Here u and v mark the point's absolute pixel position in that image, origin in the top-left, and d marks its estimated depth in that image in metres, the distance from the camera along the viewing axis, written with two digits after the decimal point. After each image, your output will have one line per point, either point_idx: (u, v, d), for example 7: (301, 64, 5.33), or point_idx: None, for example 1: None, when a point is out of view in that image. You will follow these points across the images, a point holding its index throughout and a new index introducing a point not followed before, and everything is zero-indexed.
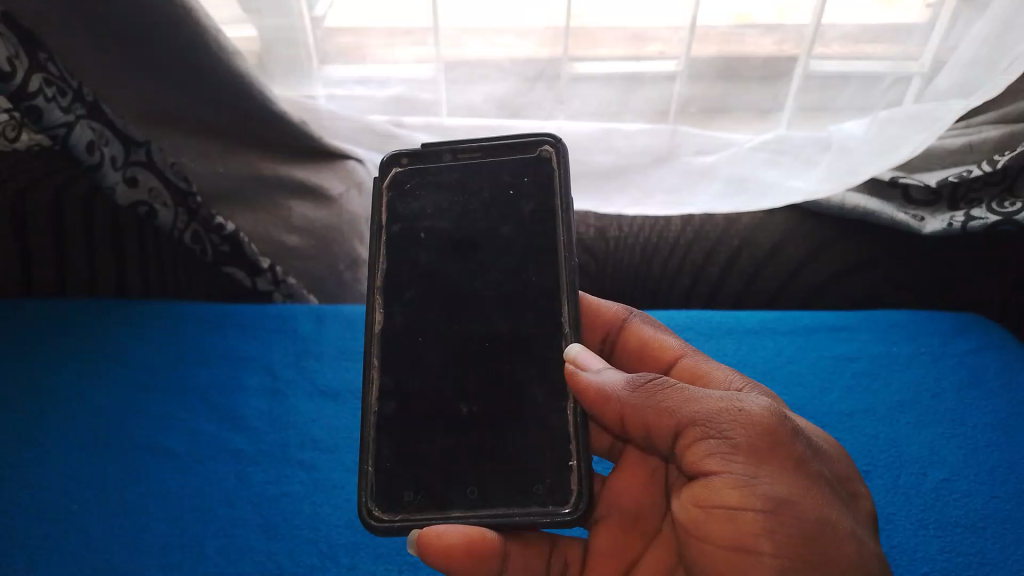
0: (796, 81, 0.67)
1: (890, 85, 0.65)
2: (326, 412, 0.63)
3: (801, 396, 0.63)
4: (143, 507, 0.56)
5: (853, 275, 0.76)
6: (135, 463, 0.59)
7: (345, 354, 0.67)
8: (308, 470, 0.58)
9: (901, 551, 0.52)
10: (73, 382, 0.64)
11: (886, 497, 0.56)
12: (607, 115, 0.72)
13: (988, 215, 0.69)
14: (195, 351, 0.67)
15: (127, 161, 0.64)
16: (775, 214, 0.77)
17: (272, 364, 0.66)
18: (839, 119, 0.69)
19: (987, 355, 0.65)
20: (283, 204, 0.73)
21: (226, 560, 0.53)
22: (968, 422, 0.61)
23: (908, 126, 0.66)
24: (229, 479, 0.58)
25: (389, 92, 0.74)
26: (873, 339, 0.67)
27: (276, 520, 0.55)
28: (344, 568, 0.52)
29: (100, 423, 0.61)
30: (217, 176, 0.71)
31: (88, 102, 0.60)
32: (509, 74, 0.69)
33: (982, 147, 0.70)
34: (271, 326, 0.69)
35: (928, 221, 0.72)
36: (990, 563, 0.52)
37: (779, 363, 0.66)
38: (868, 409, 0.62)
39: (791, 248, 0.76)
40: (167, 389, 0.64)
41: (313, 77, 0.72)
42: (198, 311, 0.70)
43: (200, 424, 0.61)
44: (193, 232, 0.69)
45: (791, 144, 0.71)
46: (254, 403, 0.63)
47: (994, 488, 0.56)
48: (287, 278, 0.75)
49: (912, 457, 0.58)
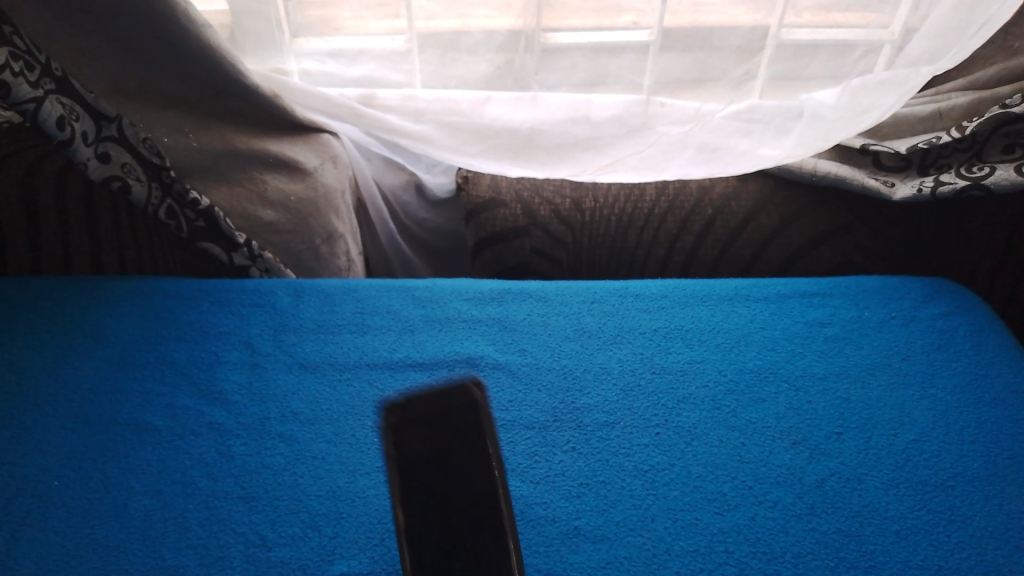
0: (769, 53, 0.68)
1: (862, 54, 0.67)
2: (305, 385, 0.61)
3: (775, 360, 0.63)
4: (124, 482, 0.53)
5: (826, 243, 0.77)
6: (115, 438, 0.56)
7: (323, 327, 0.66)
8: (289, 442, 0.56)
9: (874, 510, 0.51)
10: (48, 359, 0.62)
11: (857, 458, 0.55)
12: (581, 86, 0.72)
13: (955, 180, 0.70)
14: (172, 328, 0.65)
15: (98, 136, 0.63)
16: (747, 182, 0.78)
17: (250, 338, 0.65)
18: (810, 88, 0.71)
19: (956, 318, 0.66)
20: (259, 177, 0.73)
21: (208, 532, 0.50)
22: (937, 384, 0.61)
23: (880, 91, 0.67)
24: (210, 452, 0.55)
25: (359, 70, 0.74)
26: (845, 305, 0.68)
27: (257, 492, 0.52)
28: (327, 537, 0.49)
29: (78, 399, 0.59)
30: (189, 150, 0.69)
31: (57, 77, 0.60)
32: (485, 51, 0.70)
33: (951, 113, 0.73)
34: (248, 300, 0.68)
35: (898, 188, 0.73)
36: (959, 519, 0.50)
37: (752, 329, 0.66)
38: (839, 372, 0.62)
39: (763, 217, 0.77)
40: (145, 366, 0.62)
41: (284, 51, 0.72)
42: (176, 288, 0.69)
43: (179, 399, 0.59)
44: (167, 207, 0.68)
45: (763, 113, 0.72)
46: (233, 378, 0.61)
47: (964, 449, 0.55)
48: (264, 251, 0.73)
49: (883, 419, 0.58)
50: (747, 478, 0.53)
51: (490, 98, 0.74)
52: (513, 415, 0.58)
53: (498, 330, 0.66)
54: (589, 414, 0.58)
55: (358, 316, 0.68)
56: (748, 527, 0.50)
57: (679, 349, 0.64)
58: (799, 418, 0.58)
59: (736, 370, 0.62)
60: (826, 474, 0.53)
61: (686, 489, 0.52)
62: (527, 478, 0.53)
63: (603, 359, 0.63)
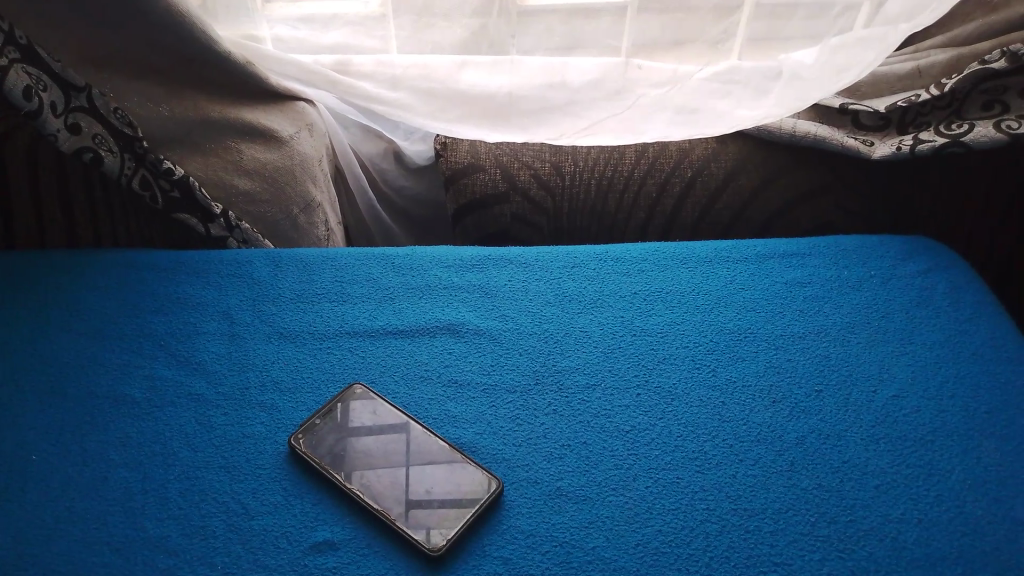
0: (747, 11, 0.68)
1: (841, 12, 0.66)
2: (285, 353, 0.60)
3: (755, 320, 0.63)
4: (103, 455, 0.52)
5: (806, 203, 0.77)
6: (93, 411, 0.55)
7: (302, 296, 0.66)
8: (270, 411, 0.56)
9: (854, 466, 0.51)
10: (23, 334, 0.61)
11: (836, 415, 0.55)
12: (557, 50, 0.72)
13: (935, 138, 0.70)
14: (150, 300, 0.65)
15: (67, 107, 0.62)
16: (726, 144, 0.78)
17: (229, 309, 0.64)
18: (789, 49, 0.70)
19: (935, 276, 0.67)
20: (233, 147, 0.72)
21: (189, 502, 0.49)
22: (917, 341, 0.61)
23: (860, 48, 0.67)
24: (190, 423, 0.55)
25: (331, 37, 0.73)
26: (825, 264, 0.68)
27: (239, 461, 0.52)
28: (310, 504, 0.49)
29: (54, 372, 0.58)
30: (161, 119, 0.68)
31: (21, 45, 0.59)
32: (459, 16, 0.70)
33: (930, 71, 0.74)
34: (225, 271, 0.68)
35: (877, 146, 0.73)
36: (938, 473, 0.51)
37: (732, 289, 0.66)
38: (819, 330, 0.62)
39: (743, 178, 0.77)
40: (123, 338, 0.61)
41: (256, 16, 0.71)
42: (152, 259, 0.69)
43: (158, 370, 0.59)
44: (141, 177, 0.67)
45: (744, 74, 0.72)
46: (212, 348, 0.61)
47: (942, 403, 0.56)
48: (241, 222, 0.72)
49: (863, 376, 0.58)
50: (728, 437, 0.53)
51: (466, 63, 0.73)
52: (495, 379, 0.58)
53: (479, 297, 0.66)
54: (571, 377, 0.58)
55: (337, 284, 0.67)
56: (729, 485, 0.50)
57: (660, 311, 0.64)
58: (779, 376, 0.58)
59: (716, 330, 0.62)
60: (806, 431, 0.54)
61: (668, 448, 0.52)
62: (509, 441, 0.53)
63: (584, 323, 0.63)
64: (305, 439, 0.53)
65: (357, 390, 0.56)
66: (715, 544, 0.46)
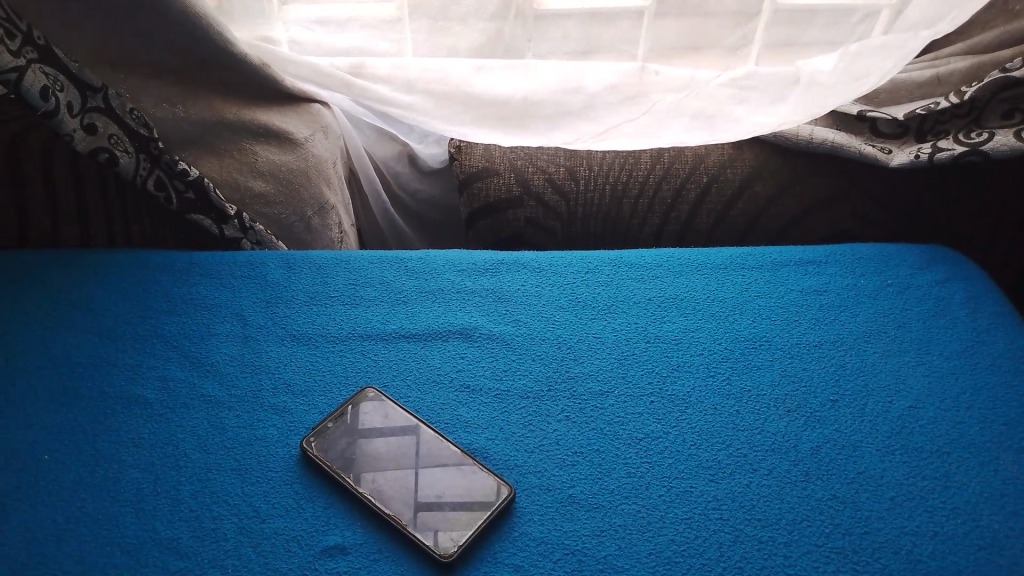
0: (764, 18, 0.67)
1: (860, 19, 0.66)
2: (297, 356, 0.60)
3: (769, 328, 0.62)
4: (115, 456, 0.52)
5: (822, 211, 0.77)
6: (106, 411, 0.55)
7: (315, 298, 0.66)
8: (282, 414, 0.56)
9: (870, 476, 0.51)
10: (36, 334, 0.61)
11: (852, 426, 0.54)
12: (575, 54, 0.71)
13: (954, 146, 0.70)
14: (163, 301, 0.65)
15: (84, 107, 0.62)
16: (743, 150, 0.78)
17: (242, 310, 0.64)
18: (806, 55, 0.70)
19: (953, 285, 0.66)
20: (249, 148, 0.72)
21: (200, 505, 0.49)
22: (933, 351, 0.60)
23: (879, 56, 0.67)
24: (202, 424, 0.55)
25: (347, 39, 0.73)
26: (841, 272, 0.68)
27: (250, 464, 0.52)
28: (321, 508, 0.49)
29: (67, 372, 0.58)
30: (177, 120, 0.69)
31: (39, 45, 0.59)
32: (475, 20, 0.70)
33: (950, 79, 0.73)
34: (239, 272, 0.68)
35: (895, 154, 0.73)
36: (954, 485, 0.50)
37: (746, 297, 0.65)
38: (835, 339, 0.61)
39: (759, 185, 0.77)
40: (136, 338, 0.61)
41: (270, 17, 0.71)
42: (166, 260, 0.69)
43: (170, 371, 0.58)
44: (156, 178, 0.67)
45: (759, 79, 0.71)
46: (225, 350, 0.61)
47: (959, 415, 0.55)
48: (255, 223, 0.71)
49: (880, 385, 0.57)
50: (742, 446, 0.53)
51: (481, 67, 0.73)
52: (508, 385, 0.57)
53: (492, 301, 0.65)
54: (584, 383, 0.58)
55: (350, 287, 0.67)
56: (742, 494, 0.49)
57: (674, 318, 0.63)
58: (794, 385, 0.57)
59: (731, 338, 0.61)
60: (821, 442, 0.53)
61: (680, 456, 0.52)
62: (522, 447, 0.53)
63: (597, 329, 0.62)
64: (316, 442, 0.52)
65: (369, 394, 0.56)
66: (728, 554, 0.46)
